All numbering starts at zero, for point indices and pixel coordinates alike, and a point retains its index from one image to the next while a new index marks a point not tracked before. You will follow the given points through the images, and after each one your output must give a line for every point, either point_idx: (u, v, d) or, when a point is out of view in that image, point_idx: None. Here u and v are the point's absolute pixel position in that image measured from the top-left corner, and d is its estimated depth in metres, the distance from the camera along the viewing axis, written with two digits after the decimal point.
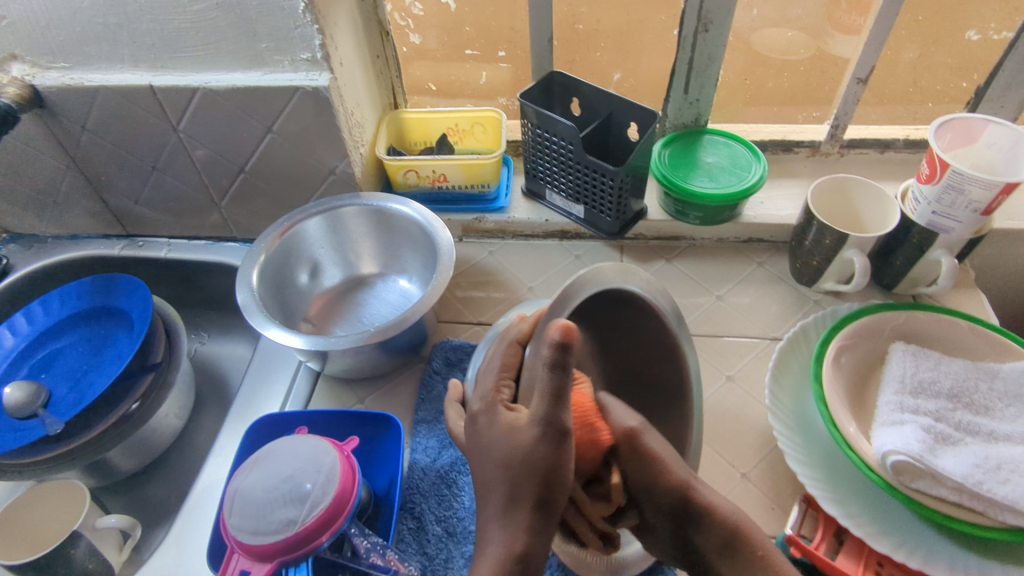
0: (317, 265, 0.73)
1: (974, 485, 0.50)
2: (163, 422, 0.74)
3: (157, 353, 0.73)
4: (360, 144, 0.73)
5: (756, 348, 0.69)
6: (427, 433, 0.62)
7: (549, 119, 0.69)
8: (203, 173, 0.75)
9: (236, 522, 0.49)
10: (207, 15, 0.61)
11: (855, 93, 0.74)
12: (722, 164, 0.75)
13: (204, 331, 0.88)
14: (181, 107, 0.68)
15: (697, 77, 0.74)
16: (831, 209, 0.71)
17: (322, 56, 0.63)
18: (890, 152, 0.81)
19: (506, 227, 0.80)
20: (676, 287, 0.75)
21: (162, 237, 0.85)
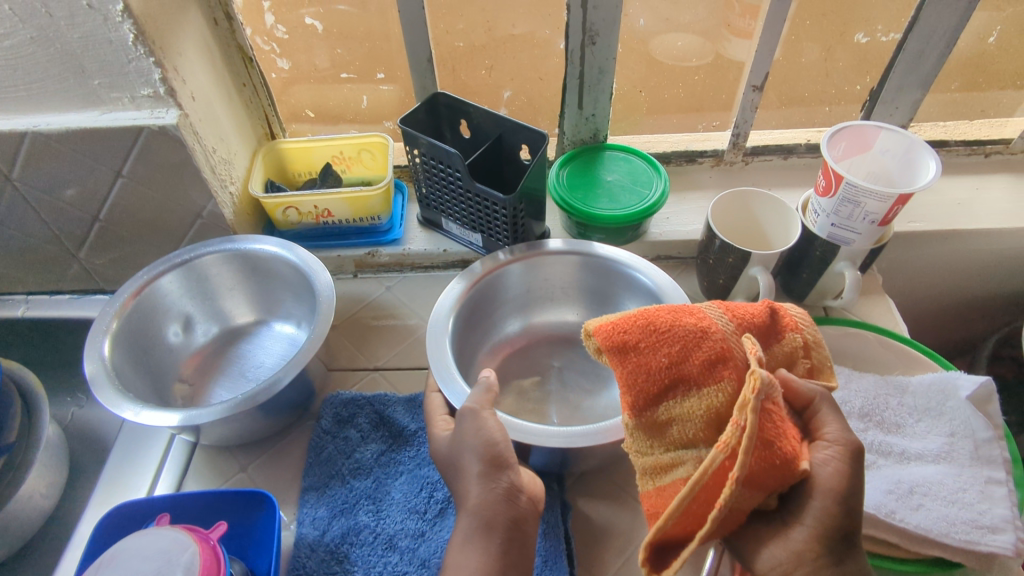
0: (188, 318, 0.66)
1: (886, 515, 0.48)
2: (24, 506, 0.66)
3: (9, 431, 0.65)
4: (230, 182, 0.66)
5: None
6: (315, 502, 0.56)
7: (433, 146, 0.64)
8: (52, 223, 0.67)
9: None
10: (22, 51, 0.53)
11: (751, 100, 0.72)
12: (623, 182, 0.71)
13: (80, 393, 0.80)
14: (11, 154, 0.60)
15: (590, 92, 0.70)
16: (735, 224, 0.68)
17: (165, 91, 0.56)
18: (793, 158, 0.80)
19: (404, 260, 0.74)
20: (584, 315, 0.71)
21: (19, 293, 0.76)
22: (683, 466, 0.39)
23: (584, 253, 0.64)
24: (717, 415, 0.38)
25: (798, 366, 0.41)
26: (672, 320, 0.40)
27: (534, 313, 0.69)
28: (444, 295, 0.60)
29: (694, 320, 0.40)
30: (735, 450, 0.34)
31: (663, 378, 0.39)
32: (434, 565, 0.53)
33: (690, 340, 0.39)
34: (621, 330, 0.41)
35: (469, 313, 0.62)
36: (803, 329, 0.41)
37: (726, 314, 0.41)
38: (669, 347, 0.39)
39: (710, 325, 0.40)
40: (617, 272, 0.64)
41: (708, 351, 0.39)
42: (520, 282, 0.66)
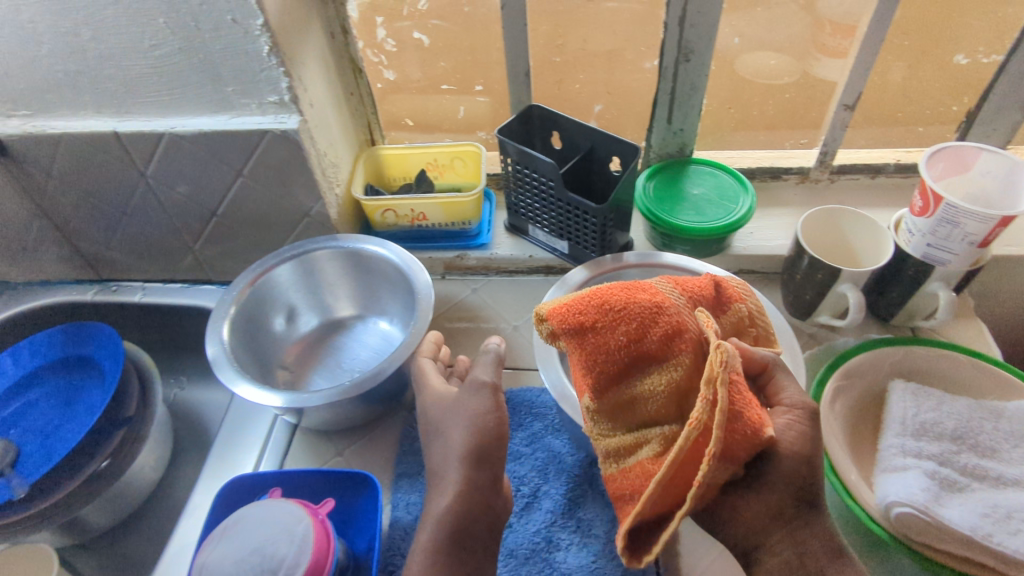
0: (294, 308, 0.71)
1: (983, 538, 0.48)
2: (137, 476, 0.72)
3: (130, 406, 0.71)
4: (336, 184, 0.71)
5: None
6: (408, 488, 0.60)
7: (528, 156, 0.67)
8: (174, 217, 0.73)
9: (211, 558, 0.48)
10: (169, 60, 0.58)
11: (842, 119, 0.72)
12: (709, 196, 0.72)
13: (183, 375, 0.86)
14: (148, 153, 0.65)
15: (680, 107, 0.72)
16: (824, 241, 0.69)
17: (290, 98, 0.61)
18: (881, 177, 0.79)
19: (490, 264, 0.77)
20: None
21: (137, 281, 0.83)
22: (648, 445, 0.42)
23: (693, 272, 0.64)
24: (678, 388, 0.42)
25: (745, 335, 0.48)
26: (626, 298, 0.44)
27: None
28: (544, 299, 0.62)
29: (647, 297, 0.44)
30: (708, 426, 0.36)
31: (623, 356, 0.43)
32: (522, 554, 0.55)
33: (647, 316, 0.43)
34: (576, 312, 0.44)
35: None
36: (744, 301, 0.48)
37: (677, 289, 0.45)
38: (628, 325, 0.43)
39: (663, 300, 0.44)
40: None
41: (664, 327, 0.43)
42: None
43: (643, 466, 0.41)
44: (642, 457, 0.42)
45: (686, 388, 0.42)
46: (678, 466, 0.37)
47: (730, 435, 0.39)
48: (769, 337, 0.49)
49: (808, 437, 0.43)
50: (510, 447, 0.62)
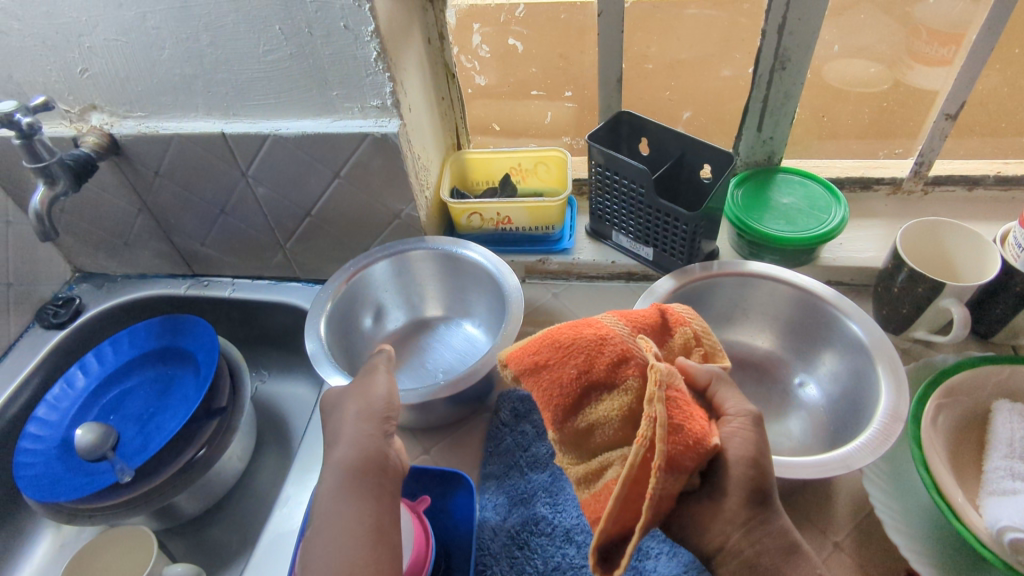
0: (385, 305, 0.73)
1: None
2: (226, 465, 0.74)
3: (222, 398, 0.73)
4: (426, 187, 0.72)
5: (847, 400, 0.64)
6: (496, 489, 0.60)
7: (619, 162, 0.67)
8: (270, 216, 0.75)
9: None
10: (280, 65, 0.61)
11: (942, 128, 0.70)
12: (799, 206, 0.71)
13: (264, 369, 0.89)
14: (251, 153, 0.68)
15: (772, 115, 0.71)
16: (921, 254, 0.67)
17: (392, 103, 0.62)
18: (979, 189, 0.76)
19: (571, 269, 0.78)
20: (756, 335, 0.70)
21: (226, 276, 0.86)
22: (610, 468, 0.44)
23: (794, 286, 0.62)
24: (629, 411, 0.44)
25: (694, 354, 0.50)
26: (573, 334, 0.46)
27: (729, 330, 0.68)
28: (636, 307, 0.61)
29: (593, 330, 0.47)
30: (652, 442, 0.38)
31: (575, 387, 0.45)
32: None
33: (593, 348, 0.46)
34: (531, 353, 0.47)
35: None
36: (690, 323, 0.51)
37: (621, 321, 0.49)
38: (576, 359, 0.45)
39: (608, 332, 0.46)
40: (822, 313, 0.61)
41: (610, 355, 0.45)
42: (723, 300, 0.66)
43: (608, 486, 0.43)
44: (608, 479, 0.44)
45: (636, 409, 0.44)
46: (632, 483, 0.38)
47: (676, 450, 0.39)
48: (718, 353, 0.50)
49: (754, 440, 0.43)
50: None
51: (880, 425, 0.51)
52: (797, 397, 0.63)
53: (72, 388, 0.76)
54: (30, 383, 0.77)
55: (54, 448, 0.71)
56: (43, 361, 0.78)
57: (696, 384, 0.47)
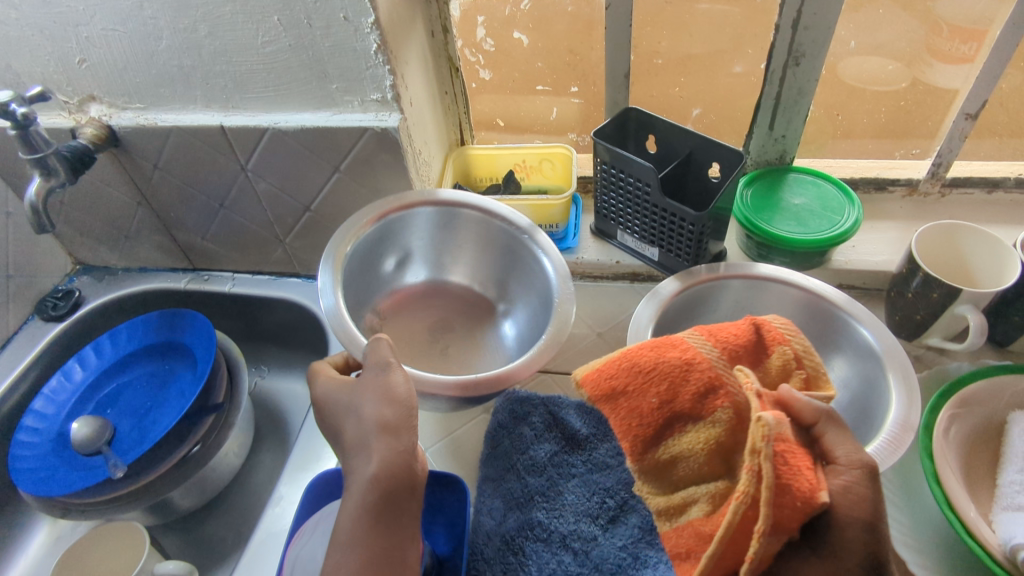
0: (403, 261, 0.71)
1: None
2: (222, 462, 0.73)
3: (219, 393, 0.72)
4: (427, 183, 0.71)
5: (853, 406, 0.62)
6: (492, 492, 0.59)
7: (625, 159, 0.65)
8: (269, 211, 0.74)
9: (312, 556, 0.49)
10: (279, 56, 0.60)
11: (962, 129, 0.68)
12: (811, 207, 0.69)
13: (264, 365, 0.88)
14: (250, 147, 0.67)
15: (783, 114, 0.69)
16: (937, 258, 0.64)
17: (392, 96, 0.61)
18: (999, 192, 0.74)
19: (575, 268, 0.76)
20: None
21: (226, 271, 0.85)
22: (697, 506, 0.40)
23: (803, 290, 0.60)
24: (717, 445, 0.40)
25: (794, 377, 0.44)
26: (656, 356, 0.43)
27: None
28: (640, 306, 0.60)
29: (677, 353, 0.43)
30: (754, 499, 0.34)
31: (655, 416, 0.42)
32: (608, 569, 0.53)
33: (676, 375, 0.42)
34: (607, 377, 0.43)
35: (667, 324, 0.62)
36: (790, 341, 0.45)
37: (711, 342, 0.44)
38: (657, 386, 0.42)
39: (693, 355, 0.43)
40: (832, 317, 0.59)
41: (697, 383, 0.42)
42: (728, 303, 0.64)
43: (695, 527, 0.39)
44: (693, 517, 0.40)
45: (727, 445, 0.40)
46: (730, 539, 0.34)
47: (783, 514, 0.34)
48: (822, 379, 0.44)
49: (871, 499, 0.35)
50: (595, 457, 0.60)
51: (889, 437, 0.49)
52: None
53: (70, 381, 0.75)
54: (28, 376, 0.76)
55: (50, 441, 0.71)
56: (41, 354, 0.78)
57: (802, 423, 0.38)
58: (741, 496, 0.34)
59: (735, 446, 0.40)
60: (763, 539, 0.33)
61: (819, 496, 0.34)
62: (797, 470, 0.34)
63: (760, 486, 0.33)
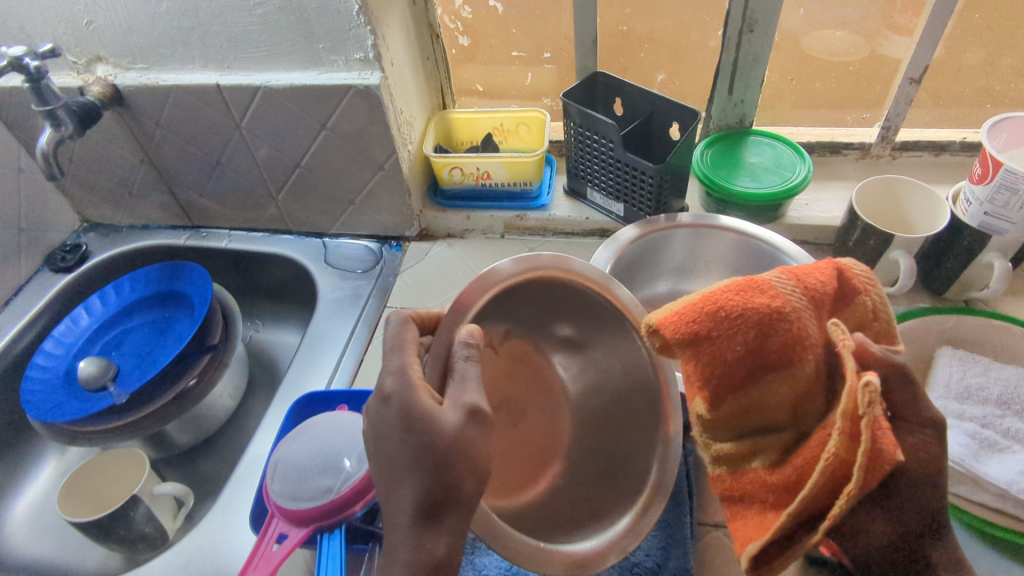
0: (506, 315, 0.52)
1: (1021, 493, 0.49)
2: (216, 401, 0.79)
3: (215, 334, 0.79)
4: (409, 141, 0.76)
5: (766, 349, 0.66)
6: None
7: (592, 118, 0.70)
8: (263, 169, 0.80)
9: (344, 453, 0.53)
10: (270, 18, 0.65)
11: (907, 93, 0.73)
12: (765, 165, 0.74)
13: (258, 319, 0.94)
14: (244, 105, 0.72)
15: (741, 78, 0.75)
16: (877, 210, 0.70)
17: (374, 56, 0.66)
18: (945, 155, 0.79)
19: (548, 225, 0.82)
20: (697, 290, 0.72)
21: (223, 228, 0.91)
22: (761, 454, 0.41)
23: (749, 234, 0.65)
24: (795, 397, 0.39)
25: (865, 330, 0.41)
26: (744, 302, 0.37)
27: (689, 281, 0.72)
28: (599, 252, 0.64)
29: (765, 300, 0.37)
30: (845, 460, 0.34)
31: (740, 366, 0.38)
32: None
33: (766, 323, 0.37)
34: (689, 320, 0.38)
35: (627, 268, 0.67)
36: (868, 291, 0.40)
37: (795, 284, 0.38)
38: (745, 335, 0.37)
39: (784, 303, 0.37)
40: (769, 256, 0.64)
41: (785, 339, 0.37)
42: (681, 249, 0.69)
43: (759, 475, 0.40)
44: (756, 466, 0.40)
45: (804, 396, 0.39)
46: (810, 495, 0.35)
47: (871, 473, 0.35)
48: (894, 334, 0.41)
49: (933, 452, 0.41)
50: None
51: None
52: None
53: (77, 326, 0.81)
54: (38, 322, 0.82)
55: (59, 377, 0.76)
56: (50, 302, 0.83)
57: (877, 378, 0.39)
58: (836, 455, 0.34)
59: (813, 399, 0.39)
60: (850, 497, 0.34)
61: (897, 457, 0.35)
62: (889, 436, 0.35)
63: (855, 450, 0.33)
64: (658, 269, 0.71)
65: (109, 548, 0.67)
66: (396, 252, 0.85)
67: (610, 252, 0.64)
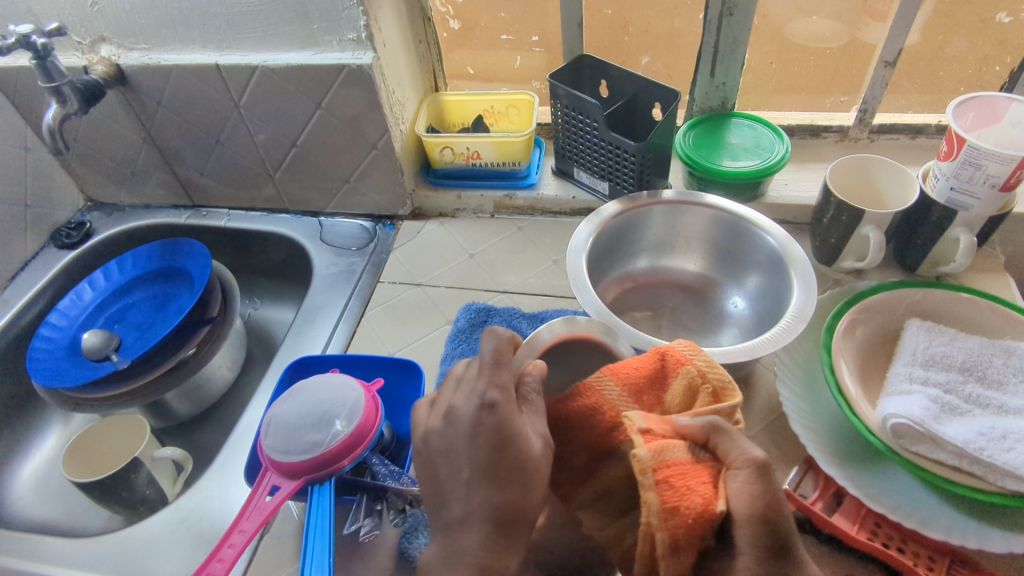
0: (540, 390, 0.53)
1: (975, 450, 0.51)
2: (214, 373, 0.82)
3: (214, 307, 0.81)
4: (401, 121, 0.79)
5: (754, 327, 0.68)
6: None
7: (578, 99, 0.73)
8: (261, 148, 0.82)
9: (340, 412, 0.55)
10: None
11: (882, 76, 0.75)
12: (745, 145, 0.77)
13: (256, 298, 0.97)
14: (242, 85, 0.75)
15: (722, 60, 0.77)
16: (851, 188, 0.72)
17: (366, 36, 0.69)
18: (921, 138, 0.81)
19: (536, 204, 0.84)
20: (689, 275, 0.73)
21: (223, 208, 0.93)
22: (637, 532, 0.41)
23: (727, 211, 0.67)
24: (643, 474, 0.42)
25: (700, 394, 0.44)
26: (570, 402, 0.45)
27: (671, 257, 0.74)
28: (579, 229, 0.66)
29: (590, 399, 0.45)
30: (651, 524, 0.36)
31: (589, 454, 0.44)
32: None
33: (588, 416, 0.44)
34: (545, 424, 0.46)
35: (608, 242, 0.69)
36: (690, 360, 0.46)
37: (613, 382, 0.46)
38: (584, 429, 0.44)
39: (603, 397, 0.45)
40: (747, 230, 0.67)
41: (612, 418, 0.44)
42: (662, 226, 0.72)
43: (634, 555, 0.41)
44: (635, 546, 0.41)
45: None
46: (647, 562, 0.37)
47: (678, 531, 0.35)
48: (726, 391, 0.44)
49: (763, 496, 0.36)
50: None
51: (786, 324, 0.57)
52: (727, 312, 0.71)
53: (80, 300, 0.84)
54: (43, 296, 0.85)
55: (63, 348, 0.79)
56: (55, 277, 0.86)
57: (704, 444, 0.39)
58: (648, 529, 0.36)
59: None
60: (664, 561, 0.36)
61: (715, 506, 0.36)
62: (687, 489, 0.36)
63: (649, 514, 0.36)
64: (640, 244, 0.73)
65: (110, 509, 0.70)
66: (390, 230, 0.88)
67: (592, 227, 0.66)
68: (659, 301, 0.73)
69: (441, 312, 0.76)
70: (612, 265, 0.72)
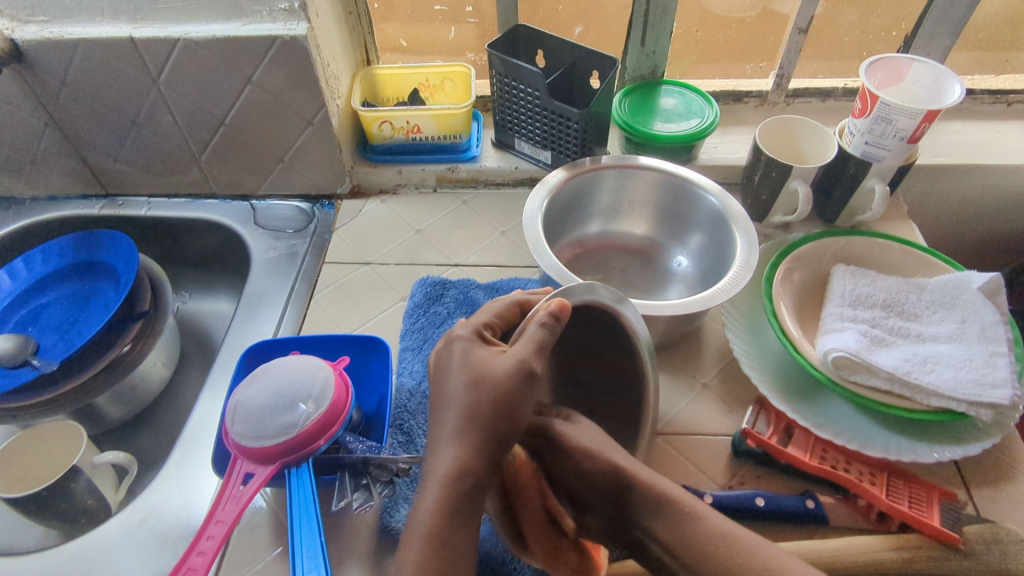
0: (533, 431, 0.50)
1: (903, 375, 0.57)
2: (149, 371, 0.77)
3: (143, 302, 0.75)
4: (337, 96, 0.77)
5: (692, 287, 0.72)
6: (412, 358, 0.66)
7: (517, 68, 0.73)
8: (183, 129, 0.77)
9: (313, 389, 0.54)
10: None
11: (796, 43, 0.81)
12: (678, 110, 0.80)
13: (185, 290, 0.91)
14: (161, 60, 0.70)
15: (652, 30, 0.80)
16: (777, 146, 0.77)
17: (299, 6, 0.66)
18: (831, 100, 0.88)
19: (478, 176, 0.85)
20: (630, 242, 0.77)
21: (140, 196, 0.87)
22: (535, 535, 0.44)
23: (667, 172, 0.70)
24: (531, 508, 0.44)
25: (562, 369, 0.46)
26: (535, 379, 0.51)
27: (615, 222, 0.77)
28: (532, 196, 0.66)
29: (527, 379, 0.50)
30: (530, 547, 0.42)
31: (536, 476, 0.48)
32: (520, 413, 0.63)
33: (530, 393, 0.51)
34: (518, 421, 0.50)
35: (560, 208, 0.71)
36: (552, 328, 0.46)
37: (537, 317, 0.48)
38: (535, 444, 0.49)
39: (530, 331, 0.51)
40: (691, 192, 0.70)
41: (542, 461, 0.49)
42: (608, 190, 0.74)
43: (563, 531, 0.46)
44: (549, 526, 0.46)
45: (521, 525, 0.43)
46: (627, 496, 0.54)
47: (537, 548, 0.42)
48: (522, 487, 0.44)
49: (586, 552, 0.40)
50: None
51: (735, 274, 0.60)
52: (671, 270, 0.74)
53: None
54: None
55: None
56: None
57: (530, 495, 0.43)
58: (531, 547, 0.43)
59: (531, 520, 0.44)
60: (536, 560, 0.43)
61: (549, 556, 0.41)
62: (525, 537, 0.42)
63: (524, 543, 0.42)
64: (590, 211, 0.75)
65: (46, 526, 0.64)
66: (329, 210, 0.85)
67: (546, 191, 0.67)
68: (608, 265, 0.75)
69: (393, 289, 0.75)
70: (562, 231, 0.73)
